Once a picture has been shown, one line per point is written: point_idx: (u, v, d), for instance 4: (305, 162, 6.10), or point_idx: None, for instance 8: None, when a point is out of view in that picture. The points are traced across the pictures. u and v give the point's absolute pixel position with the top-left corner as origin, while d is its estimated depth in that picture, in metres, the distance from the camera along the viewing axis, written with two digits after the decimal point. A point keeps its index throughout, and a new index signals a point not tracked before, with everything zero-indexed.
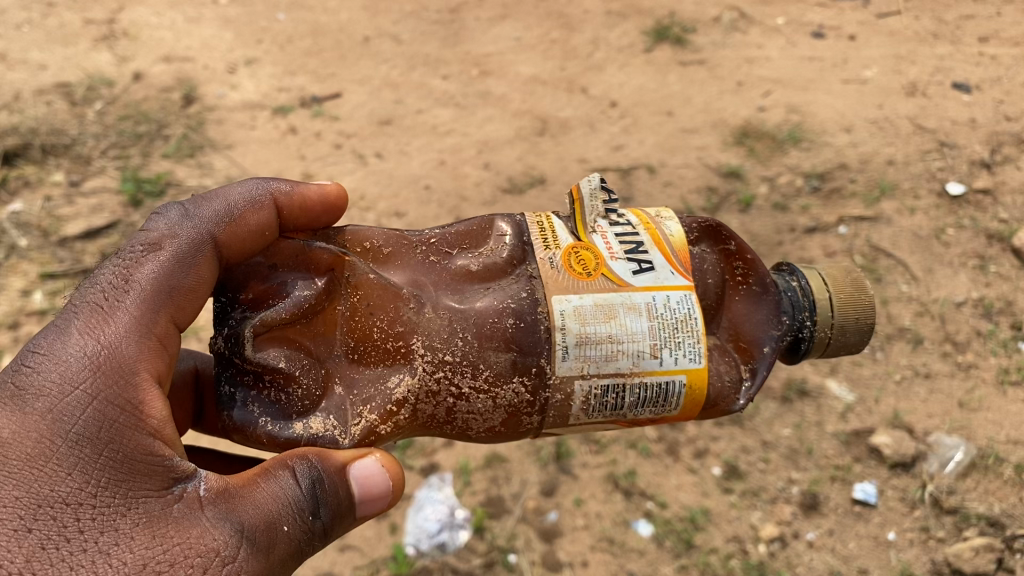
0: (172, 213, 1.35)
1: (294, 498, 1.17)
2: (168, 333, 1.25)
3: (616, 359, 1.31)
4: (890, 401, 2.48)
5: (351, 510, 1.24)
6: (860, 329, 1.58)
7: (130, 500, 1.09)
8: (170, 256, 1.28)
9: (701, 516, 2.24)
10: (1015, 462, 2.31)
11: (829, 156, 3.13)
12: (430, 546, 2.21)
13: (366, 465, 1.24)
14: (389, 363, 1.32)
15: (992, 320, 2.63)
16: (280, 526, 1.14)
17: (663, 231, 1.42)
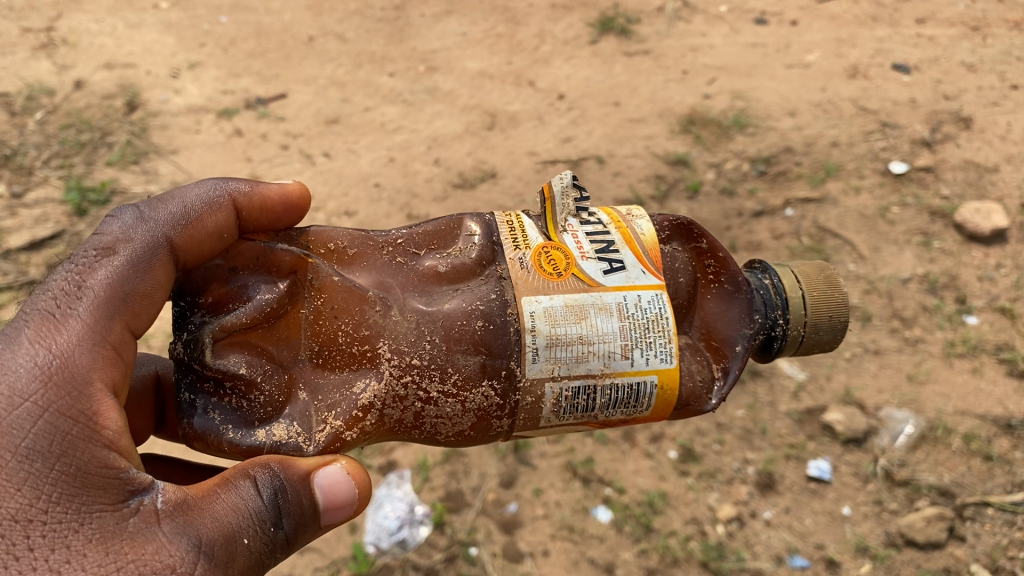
0: (127, 216, 1.29)
1: (254, 509, 1.12)
2: (123, 341, 1.20)
3: (587, 360, 1.29)
4: (842, 378, 2.52)
5: (316, 520, 1.19)
6: (833, 326, 1.58)
7: (83, 515, 1.06)
8: (124, 260, 1.23)
9: (658, 500, 2.27)
10: (962, 432, 2.37)
11: (774, 140, 3.16)
12: (391, 544, 2.20)
13: (331, 472, 1.17)
14: (355, 367, 1.28)
15: (938, 295, 2.69)
16: (239, 538, 1.10)
17: (634, 230, 1.40)
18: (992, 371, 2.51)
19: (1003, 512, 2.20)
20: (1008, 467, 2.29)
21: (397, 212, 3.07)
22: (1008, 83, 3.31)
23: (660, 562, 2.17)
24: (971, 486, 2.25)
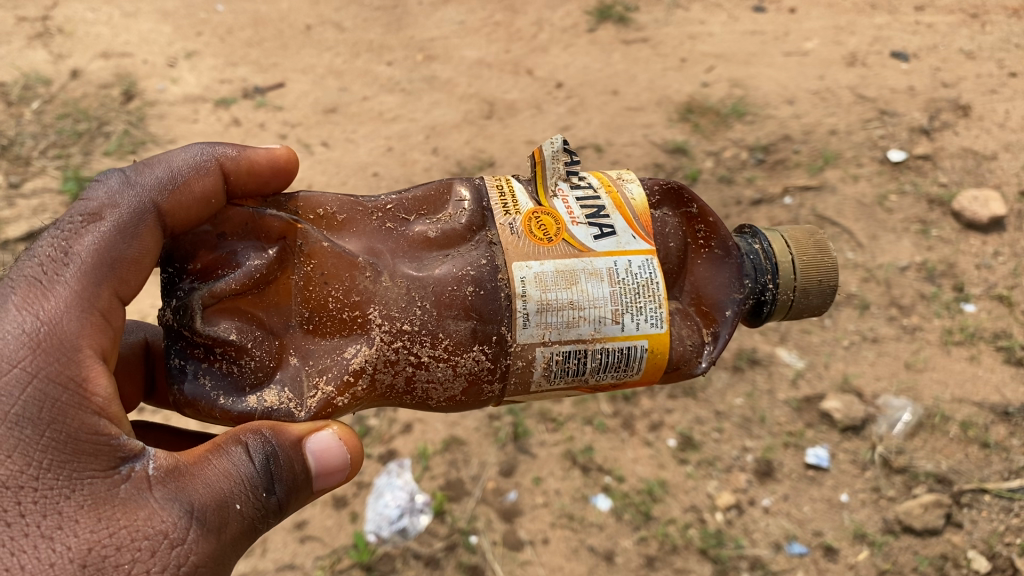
0: (113, 182, 1.25)
1: (246, 475, 1.11)
2: (112, 307, 1.18)
3: (578, 325, 1.30)
4: (840, 366, 2.53)
5: (307, 485, 1.19)
6: (823, 291, 1.58)
7: (74, 482, 1.04)
8: (111, 225, 1.20)
9: (657, 488, 2.28)
10: (959, 420, 2.39)
11: (772, 128, 3.16)
12: (391, 533, 2.21)
13: (321, 439, 1.17)
14: (346, 333, 1.26)
15: (935, 283, 2.69)
16: (232, 503, 1.10)
17: (624, 194, 1.40)
18: (989, 358, 2.52)
19: (1000, 498, 2.21)
20: (1005, 454, 2.30)
21: None
22: (1006, 71, 3.31)
23: (659, 550, 2.18)
24: (968, 473, 2.27)
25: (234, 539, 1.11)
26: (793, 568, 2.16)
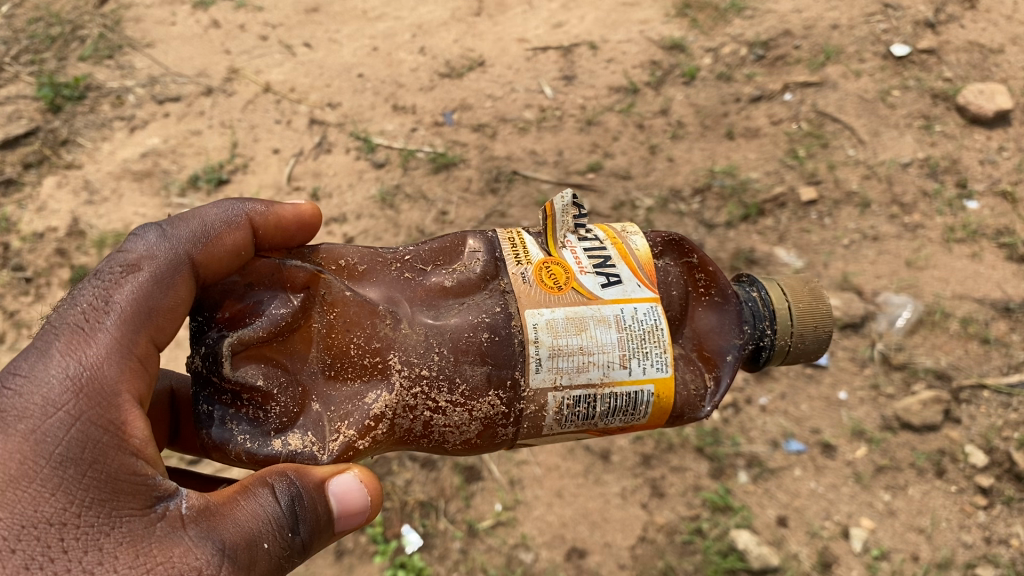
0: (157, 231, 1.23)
1: (274, 515, 1.08)
2: (148, 354, 1.15)
3: (587, 369, 1.24)
4: (839, 265, 2.49)
5: (329, 527, 1.16)
6: (820, 337, 1.51)
7: (114, 520, 1.02)
8: (148, 276, 1.17)
9: None
10: (960, 316, 2.35)
11: (772, 22, 3.04)
12: None
13: (344, 480, 1.14)
14: (366, 378, 1.22)
15: (938, 179, 2.61)
16: (258, 540, 1.07)
17: (629, 245, 1.35)
18: (991, 256, 2.46)
19: (999, 394, 2.20)
20: (1005, 350, 2.28)
21: (383, 104, 2.98)
22: None
23: (655, 449, 2.20)
24: (967, 370, 2.25)
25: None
26: (790, 465, 2.17)
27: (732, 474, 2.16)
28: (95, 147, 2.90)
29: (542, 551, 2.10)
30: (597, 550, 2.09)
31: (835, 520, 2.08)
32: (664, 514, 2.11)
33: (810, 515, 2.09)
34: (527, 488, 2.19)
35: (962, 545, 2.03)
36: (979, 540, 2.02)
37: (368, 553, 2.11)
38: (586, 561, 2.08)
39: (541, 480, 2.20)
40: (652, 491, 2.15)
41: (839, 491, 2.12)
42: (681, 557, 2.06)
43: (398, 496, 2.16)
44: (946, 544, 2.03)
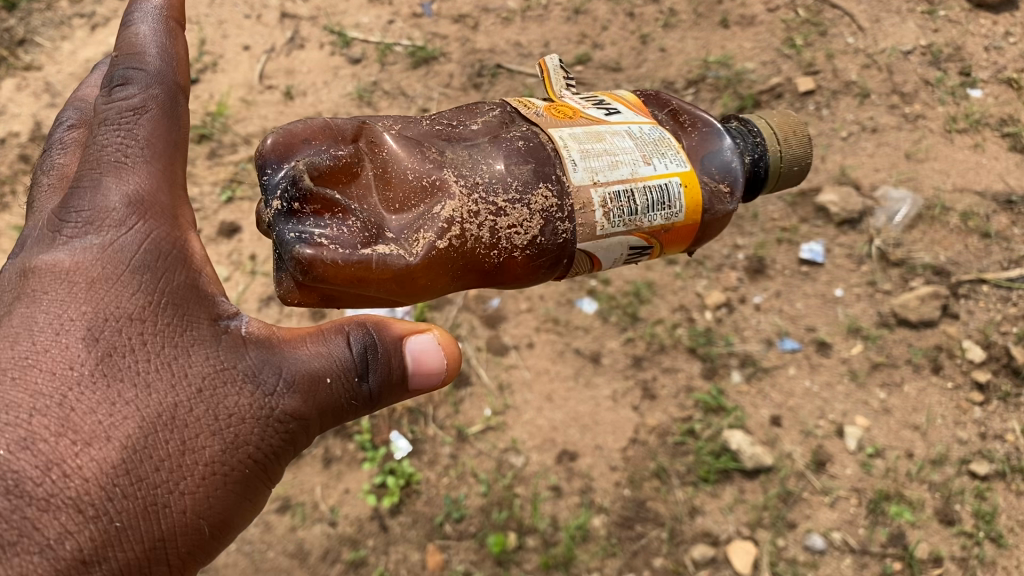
0: (143, 83, 1.17)
1: (343, 359, 1.12)
2: (182, 181, 1.16)
3: (618, 166, 1.23)
4: (837, 158, 2.39)
5: (402, 385, 1.16)
6: (801, 158, 1.45)
7: (187, 341, 1.06)
8: (158, 113, 1.15)
9: (645, 290, 2.24)
10: (961, 211, 2.26)
11: None
12: None
13: (422, 341, 1.16)
14: (429, 198, 1.21)
15: (940, 68, 2.48)
16: (326, 379, 1.11)
17: (616, 94, 1.39)
18: (994, 146, 2.35)
19: (998, 288, 2.14)
20: (1005, 244, 2.21)
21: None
22: None
23: (647, 350, 2.17)
24: (967, 265, 2.19)
25: (319, 424, 1.15)
26: (784, 364, 2.13)
27: (725, 374, 2.12)
28: (54, 47, 2.75)
29: (533, 455, 2.07)
30: (589, 452, 2.06)
31: (829, 419, 2.05)
32: (655, 416, 2.09)
33: (805, 414, 2.06)
34: (516, 393, 2.14)
35: (957, 441, 1.99)
36: (974, 436, 1.99)
37: (357, 460, 2.09)
38: (577, 463, 2.05)
39: (530, 384, 2.15)
40: (644, 393, 2.12)
41: (833, 390, 2.08)
42: (673, 458, 2.04)
43: None
44: (941, 441, 1.99)
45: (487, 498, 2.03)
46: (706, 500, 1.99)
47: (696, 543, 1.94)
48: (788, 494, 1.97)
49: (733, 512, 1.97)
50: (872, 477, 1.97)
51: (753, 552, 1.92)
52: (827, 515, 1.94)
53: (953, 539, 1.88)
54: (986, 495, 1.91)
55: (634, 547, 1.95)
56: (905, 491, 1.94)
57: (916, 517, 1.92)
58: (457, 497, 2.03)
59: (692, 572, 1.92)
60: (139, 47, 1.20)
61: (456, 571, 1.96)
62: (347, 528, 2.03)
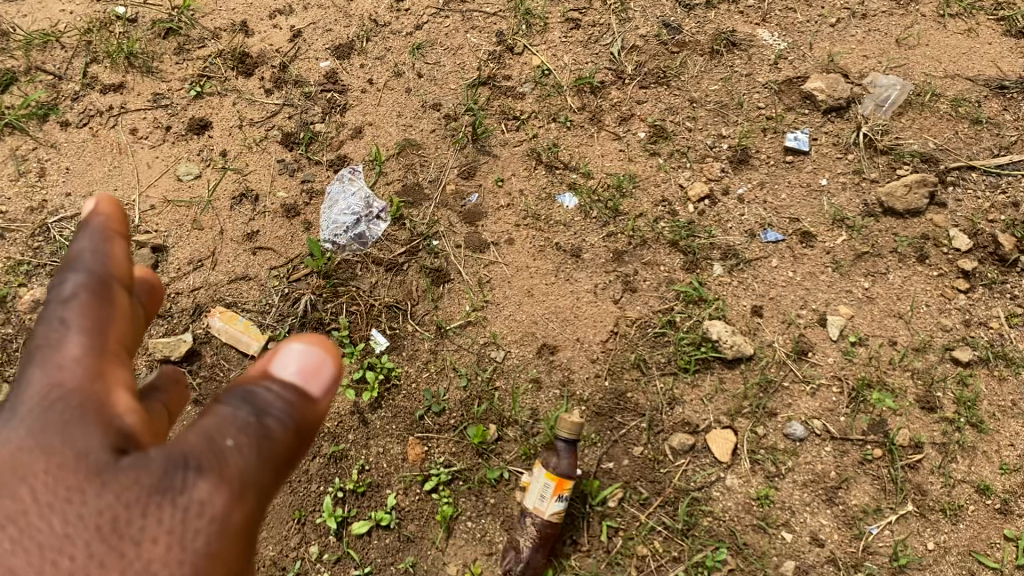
0: (71, 276, 0.95)
1: (237, 419, 0.94)
2: (119, 358, 0.94)
3: None
4: (824, 46, 2.34)
5: (301, 408, 0.98)
6: None
7: (126, 448, 0.88)
8: (95, 275, 0.95)
9: (627, 183, 2.19)
10: (951, 97, 2.21)
11: None
12: (349, 241, 2.16)
13: (291, 355, 1.00)
14: None
15: None
16: (223, 442, 0.92)
17: None
18: (987, 31, 2.34)
19: (988, 175, 2.12)
20: (996, 130, 2.17)
21: None
22: None
23: (628, 244, 2.12)
24: (956, 152, 2.15)
25: (257, 527, 0.94)
26: (767, 255, 2.08)
27: (707, 267, 2.08)
28: None
29: (513, 349, 2.03)
30: (568, 346, 2.03)
31: (811, 309, 2.02)
32: (636, 308, 2.05)
33: (787, 304, 2.02)
34: (495, 289, 2.10)
35: (940, 329, 1.96)
36: (958, 324, 1.97)
37: None
38: (557, 357, 2.02)
39: (509, 280, 2.11)
40: (624, 286, 2.08)
41: (816, 280, 2.05)
42: (653, 350, 2.00)
43: (363, 299, 2.10)
44: (924, 329, 1.97)
45: (466, 393, 2.00)
46: (686, 390, 1.96)
47: (675, 433, 1.92)
48: (769, 383, 1.94)
49: (714, 401, 1.94)
50: (855, 365, 1.94)
51: (733, 439, 1.89)
52: (808, 403, 1.92)
53: (934, 425, 1.87)
54: (969, 381, 1.90)
55: (614, 437, 1.93)
56: (887, 379, 1.92)
57: (898, 403, 1.89)
58: (437, 391, 2.00)
59: (671, 460, 1.90)
60: (79, 257, 0.96)
61: (437, 463, 1.93)
62: (326, 424, 2.00)
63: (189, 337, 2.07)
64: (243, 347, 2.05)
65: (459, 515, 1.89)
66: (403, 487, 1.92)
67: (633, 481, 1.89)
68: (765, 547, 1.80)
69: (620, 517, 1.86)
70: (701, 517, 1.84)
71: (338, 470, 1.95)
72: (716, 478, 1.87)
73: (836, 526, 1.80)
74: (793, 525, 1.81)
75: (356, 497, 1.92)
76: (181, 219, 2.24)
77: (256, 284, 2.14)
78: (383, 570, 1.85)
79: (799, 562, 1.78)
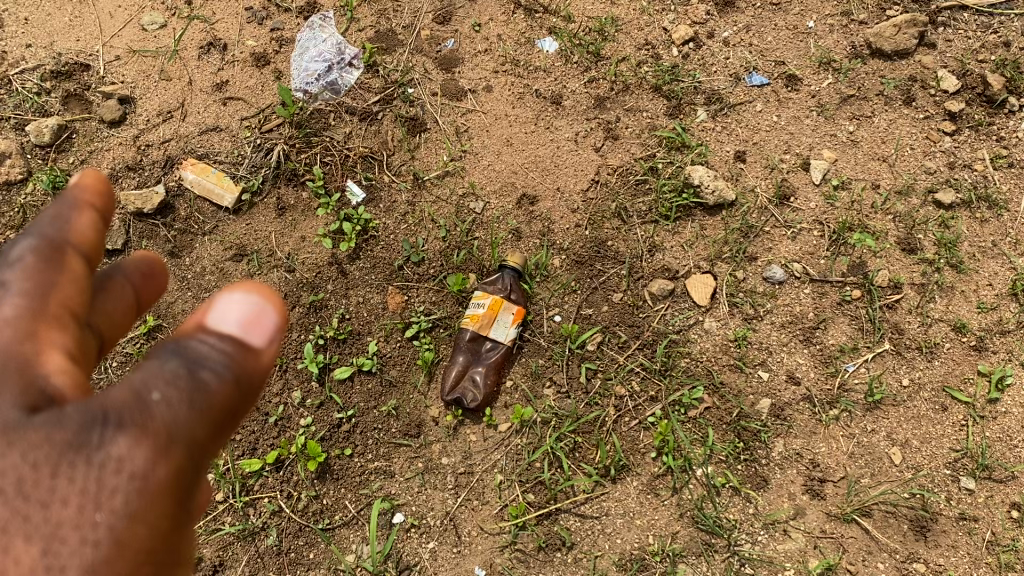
0: (20, 240, 0.85)
1: (166, 371, 0.77)
2: (60, 329, 0.83)
3: None
4: None
5: (241, 363, 0.82)
6: None
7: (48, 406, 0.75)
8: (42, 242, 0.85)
9: (609, 26, 2.13)
10: None
11: None
12: (321, 89, 2.11)
13: (226, 307, 0.83)
14: None
15: None
16: (147, 394, 0.76)
17: None
18: None
19: (979, 16, 2.06)
20: None
21: None
22: None
23: (609, 91, 2.08)
24: None
25: (191, 486, 0.80)
26: (751, 100, 2.04)
27: (690, 112, 2.04)
28: None
29: (492, 200, 2.01)
30: (549, 196, 2.00)
31: (795, 154, 1.99)
32: (618, 156, 2.02)
33: (770, 149, 1.99)
34: (474, 138, 2.06)
35: (924, 172, 1.94)
36: (942, 167, 1.94)
37: (311, 209, 2.02)
38: (537, 207, 1.99)
39: (488, 129, 2.07)
40: (606, 134, 2.04)
41: (801, 124, 2.01)
42: (634, 198, 1.98)
43: (338, 149, 2.05)
44: (908, 172, 1.94)
45: (446, 243, 1.98)
46: (667, 238, 1.94)
47: (654, 279, 1.91)
48: (750, 229, 1.93)
49: (694, 247, 1.93)
50: (836, 208, 1.93)
51: (712, 284, 1.88)
52: (789, 247, 1.91)
53: (913, 267, 1.86)
54: (951, 224, 1.88)
55: (593, 284, 1.93)
56: (868, 223, 1.90)
57: (878, 245, 1.88)
58: (416, 242, 1.97)
59: (651, 306, 1.90)
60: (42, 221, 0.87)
61: (417, 311, 1.92)
62: (304, 275, 1.95)
63: (161, 190, 2.01)
64: (218, 199, 2.00)
65: (440, 360, 1.88)
66: (384, 334, 1.90)
67: (612, 326, 1.89)
68: (741, 386, 1.81)
69: (599, 360, 1.87)
70: (678, 358, 1.85)
71: (318, 319, 1.92)
72: (695, 321, 1.88)
73: (812, 365, 1.82)
74: (770, 365, 1.83)
75: (337, 345, 1.90)
76: (148, 70, 2.16)
77: (227, 136, 2.08)
78: (367, 413, 1.85)
79: (775, 400, 1.80)
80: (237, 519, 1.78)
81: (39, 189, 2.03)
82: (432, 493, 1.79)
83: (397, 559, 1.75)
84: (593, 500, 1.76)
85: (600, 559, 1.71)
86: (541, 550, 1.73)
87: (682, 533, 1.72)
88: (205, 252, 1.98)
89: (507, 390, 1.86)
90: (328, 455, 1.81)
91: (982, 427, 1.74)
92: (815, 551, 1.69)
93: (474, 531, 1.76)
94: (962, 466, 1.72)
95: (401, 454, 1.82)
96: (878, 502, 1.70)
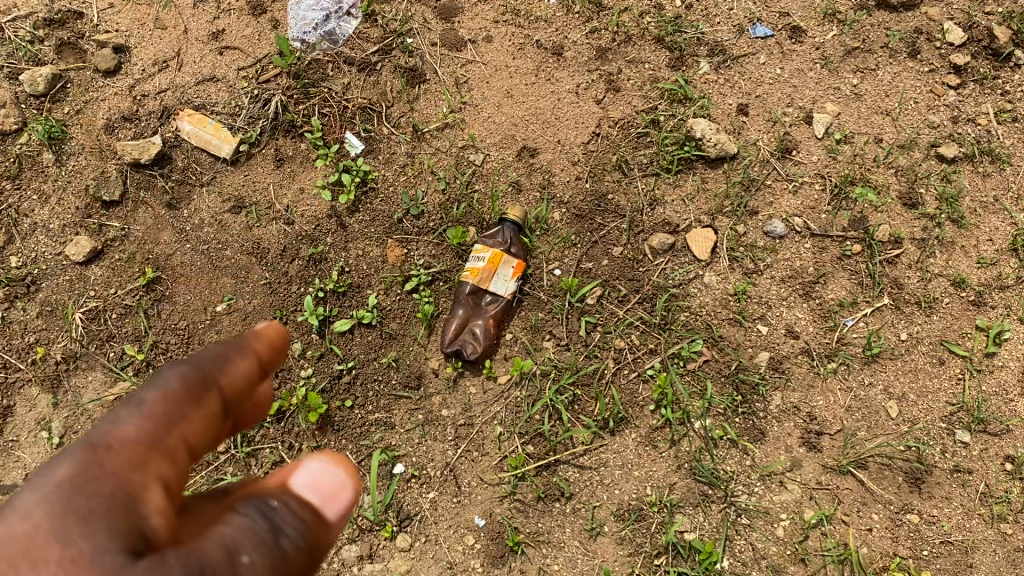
0: (171, 368, 0.90)
1: (258, 537, 0.77)
2: (173, 462, 0.86)
3: None
4: None
5: (319, 538, 0.83)
6: None
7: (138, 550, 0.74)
8: (185, 377, 0.89)
9: None
10: None
11: None
12: (319, 39, 2.08)
13: (314, 480, 0.86)
14: None
15: None
16: (237, 556, 0.75)
17: None
18: None
19: None
20: None
21: None
22: None
23: (611, 42, 2.05)
24: None
25: None
26: (755, 52, 2.02)
27: (693, 64, 2.02)
28: None
29: (492, 152, 1.99)
30: (549, 149, 1.99)
31: (798, 107, 1.97)
32: (619, 109, 2.00)
33: (773, 102, 1.97)
34: (473, 90, 2.04)
35: (927, 125, 1.92)
36: (946, 121, 1.92)
37: (310, 160, 2.00)
38: (537, 160, 1.98)
39: (488, 80, 2.05)
40: (608, 86, 2.02)
41: (804, 77, 1.99)
42: (635, 151, 1.97)
43: (336, 100, 2.03)
44: (911, 126, 1.93)
45: (445, 196, 1.97)
46: (668, 191, 1.94)
47: (655, 233, 1.91)
48: (751, 182, 1.92)
49: (695, 201, 1.92)
50: (838, 162, 1.92)
51: (713, 238, 1.88)
52: (790, 201, 1.90)
53: (914, 222, 1.86)
54: (952, 178, 1.88)
55: (593, 238, 1.92)
56: (870, 177, 1.90)
57: (879, 200, 1.88)
58: (416, 195, 1.97)
59: (651, 260, 1.90)
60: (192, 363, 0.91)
61: (417, 264, 1.92)
62: (304, 227, 1.94)
63: (158, 141, 1.98)
64: (215, 150, 1.98)
65: (440, 313, 1.89)
66: (384, 287, 1.90)
67: (612, 280, 1.89)
68: (741, 339, 1.82)
69: (598, 313, 1.87)
70: (678, 312, 1.85)
71: (318, 271, 1.91)
72: (695, 275, 1.88)
73: (811, 319, 1.82)
74: (769, 319, 1.83)
75: (336, 297, 1.90)
76: (142, 18, 2.12)
77: (224, 86, 2.05)
78: (367, 365, 1.85)
79: (773, 353, 1.80)
80: (239, 469, 1.79)
81: (35, 139, 2.01)
82: (432, 444, 1.80)
83: (398, 508, 1.76)
84: (592, 452, 1.78)
85: (598, 510, 1.74)
86: (540, 501, 1.75)
87: (679, 484, 1.74)
88: (203, 204, 1.97)
89: (507, 342, 1.86)
90: (328, 406, 1.82)
91: (979, 381, 1.75)
92: (811, 502, 1.71)
93: (474, 481, 1.77)
94: (957, 419, 1.73)
95: (402, 406, 1.83)
96: (874, 455, 1.72)
